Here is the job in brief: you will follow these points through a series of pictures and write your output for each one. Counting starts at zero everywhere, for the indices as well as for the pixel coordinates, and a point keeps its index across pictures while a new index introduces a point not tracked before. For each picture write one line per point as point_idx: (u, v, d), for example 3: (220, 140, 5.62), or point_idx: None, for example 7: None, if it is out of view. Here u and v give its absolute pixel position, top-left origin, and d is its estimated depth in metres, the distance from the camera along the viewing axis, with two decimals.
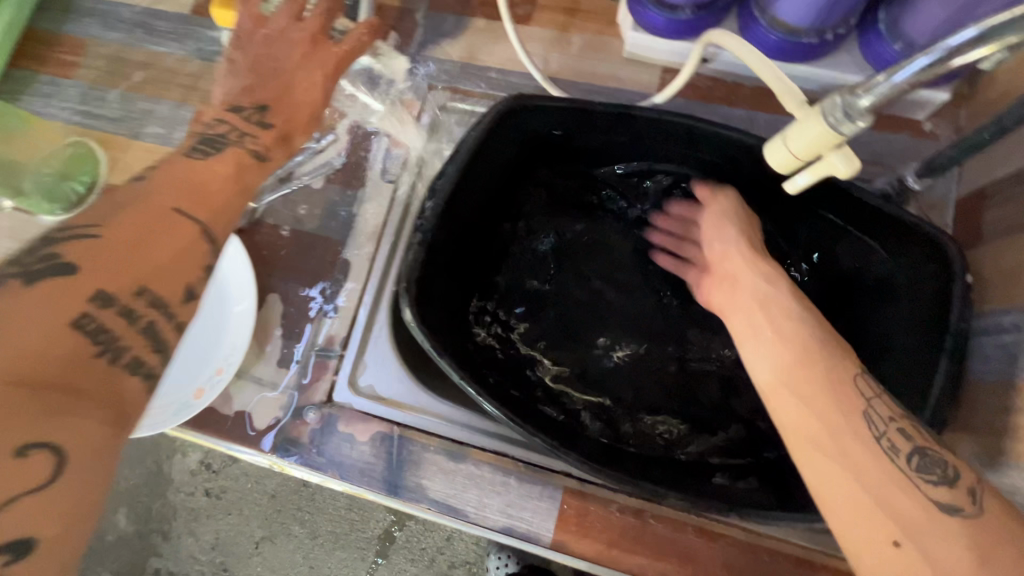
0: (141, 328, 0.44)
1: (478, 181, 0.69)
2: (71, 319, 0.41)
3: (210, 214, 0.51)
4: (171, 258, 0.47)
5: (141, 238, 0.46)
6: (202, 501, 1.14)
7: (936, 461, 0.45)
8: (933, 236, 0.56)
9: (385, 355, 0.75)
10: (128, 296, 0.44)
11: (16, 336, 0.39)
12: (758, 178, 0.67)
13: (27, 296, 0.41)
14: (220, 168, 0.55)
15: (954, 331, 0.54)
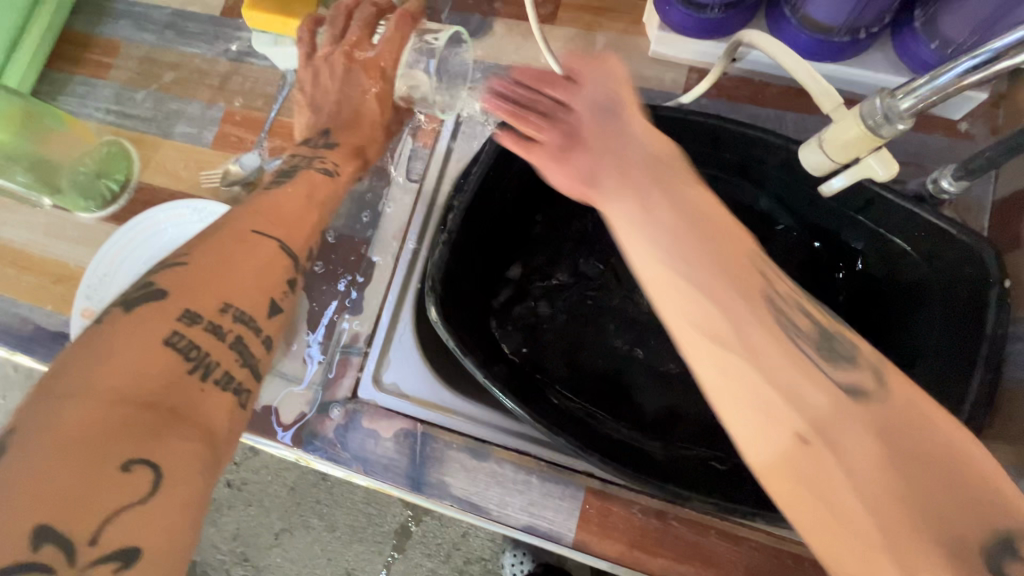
0: (231, 343, 0.51)
1: (501, 181, 0.69)
2: (164, 337, 0.47)
3: (284, 235, 0.61)
4: (256, 279, 0.55)
5: (229, 261, 0.54)
6: (225, 491, 1.16)
7: (847, 358, 0.41)
8: (969, 240, 0.55)
9: (409, 352, 0.76)
10: (215, 313, 0.51)
11: (123, 359, 0.44)
12: (786, 179, 0.66)
13: (129, 321, 0.47)
14: (294, 194, 0.66)
15: (989, 337, 0.53)
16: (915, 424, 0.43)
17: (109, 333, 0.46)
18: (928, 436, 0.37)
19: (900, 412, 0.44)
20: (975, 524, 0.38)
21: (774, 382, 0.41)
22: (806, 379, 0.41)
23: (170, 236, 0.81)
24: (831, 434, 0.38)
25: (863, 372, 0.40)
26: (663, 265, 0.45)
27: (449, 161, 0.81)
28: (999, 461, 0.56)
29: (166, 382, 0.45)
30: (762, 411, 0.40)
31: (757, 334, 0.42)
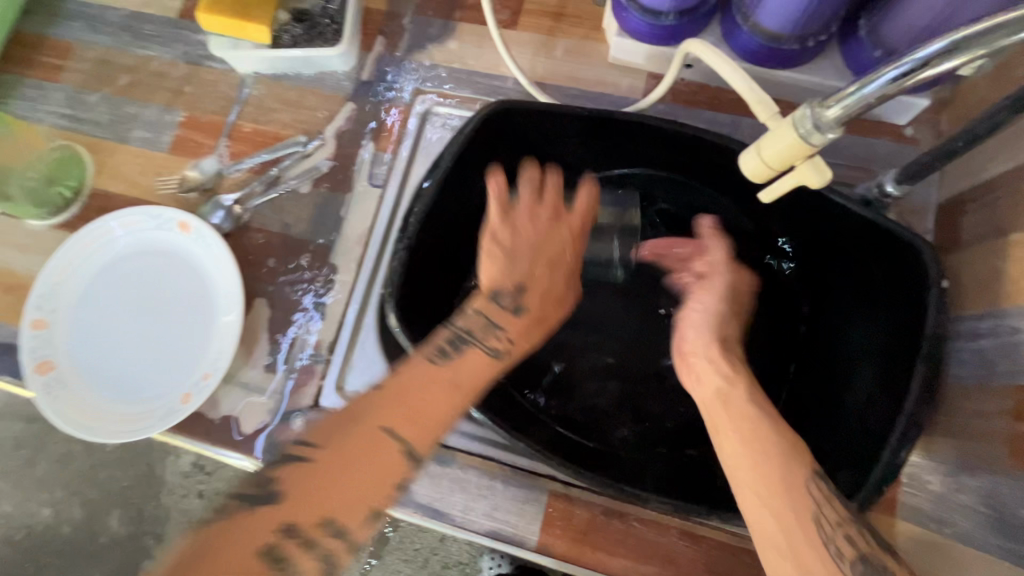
0: (318, 558, 0.43)
1: (460, 188, 0.70)
2: (279, 525, 0.43)
3: (416, 429, 0.48)
4: (369, 485, 0.46)
5: (354, 457, 0.46)
6: (196, 502, 1.12)
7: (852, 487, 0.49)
8: (910, 241, 0.56)
9: (372, 358, 0.76)
10: (314, 528, 0.44)
11: (315, 480, 0.45)
12: (738, 180, 0.68)
13: (262, 515, 0.43)
14: (434, 394, 0.51)
15: (929, 337, 0.54)
16: (825, 514, 0.47)
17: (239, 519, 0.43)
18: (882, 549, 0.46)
19: (813, 495, 0.48)
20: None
21: (789, 529, 0.46)
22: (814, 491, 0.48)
23: (126, 243, 0.80)
24: (833, 562, 0.45)
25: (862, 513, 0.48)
26: (713, 379, 0.57)
27: (411, 168, 0.81)
28: (942, 456, 0.58)
29: (267, 535, 0.42)
30: (760, 493, 0.48)
31: (770, 461, 0.49)
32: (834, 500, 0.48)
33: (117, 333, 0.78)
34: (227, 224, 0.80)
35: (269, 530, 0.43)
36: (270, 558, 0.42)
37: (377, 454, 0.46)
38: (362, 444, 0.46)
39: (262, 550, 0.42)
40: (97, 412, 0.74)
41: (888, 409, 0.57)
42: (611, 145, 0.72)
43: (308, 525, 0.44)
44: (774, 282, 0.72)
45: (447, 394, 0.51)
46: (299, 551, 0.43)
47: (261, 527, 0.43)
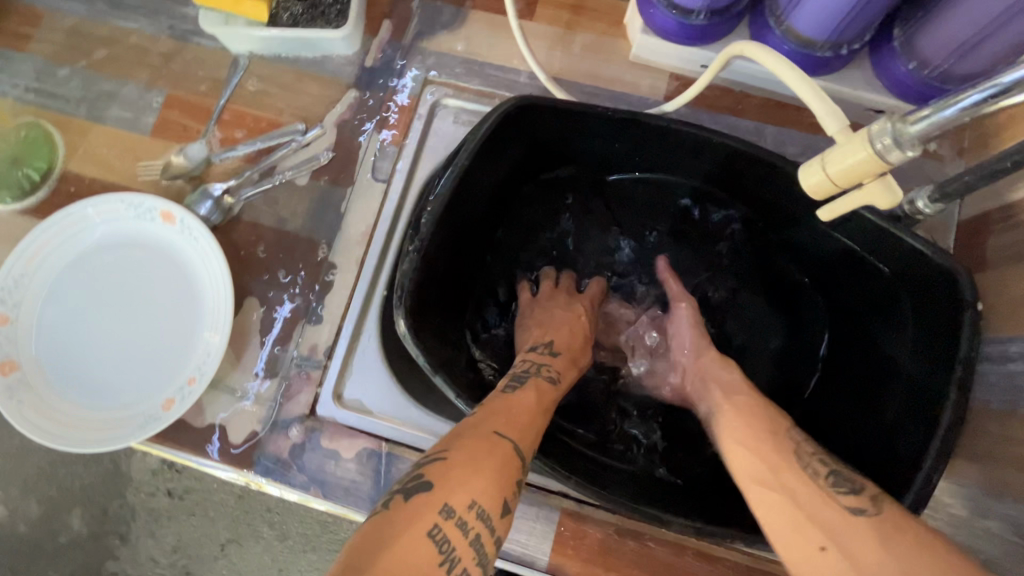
0: (470, 542, 0.42)
1: (475, 190, 0.66)
2: (426, 531, 0.41)
3: (520, 433, 0.50)
4: (494, 479, 0.45)
5: (475, 454, 0.46)
6: (165, 501, 1.06)
7: (846, 479, 0.49)
8: (944, 264, 0.55)
9: (373, 365, 0.71)
10: (464, 509, 0.42)
11: (444, 479, 0.43)
12: (763, 190, 0.66)
13: (404, 512, 0.41)
14: (524, 400, 0.54)
15: (963, 361, 0.53)
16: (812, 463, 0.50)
17: (396, 518, 0.41)
18: (891, 518, 0.44)
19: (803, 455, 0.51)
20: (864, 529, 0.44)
21: (790, 494, 0.48)
22: (805, 488, 0.48)
23: (101, 232, 0.73)
24: (843, 540, 0.44)
25: (862, 496, 0.47)
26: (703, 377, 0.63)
27: (418, 162, 0.76)
28: (965, 480, 0.57)
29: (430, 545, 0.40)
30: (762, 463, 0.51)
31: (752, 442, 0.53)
32: (826, 493, 0.48)
33: (89, 331, 0.71)
34: (214, 216, 0.74)
35: (435, 511, 0.42)
36: (437, 539, 0.41)
37: (496, 447, 0.47)
38: (483, 438, 0.47)
39: (433, 533, 0.41)
40: (65, 417, 0.67)
41: (918, 433, 0.56)
42: (633, 148, 0.69)
43: (462, 508, 0.42)
44: (787, 300, 0.73)
45: (531, 410, 0.53)
46: (457, 535, 0.42)
47: (424, 510, 0.42)
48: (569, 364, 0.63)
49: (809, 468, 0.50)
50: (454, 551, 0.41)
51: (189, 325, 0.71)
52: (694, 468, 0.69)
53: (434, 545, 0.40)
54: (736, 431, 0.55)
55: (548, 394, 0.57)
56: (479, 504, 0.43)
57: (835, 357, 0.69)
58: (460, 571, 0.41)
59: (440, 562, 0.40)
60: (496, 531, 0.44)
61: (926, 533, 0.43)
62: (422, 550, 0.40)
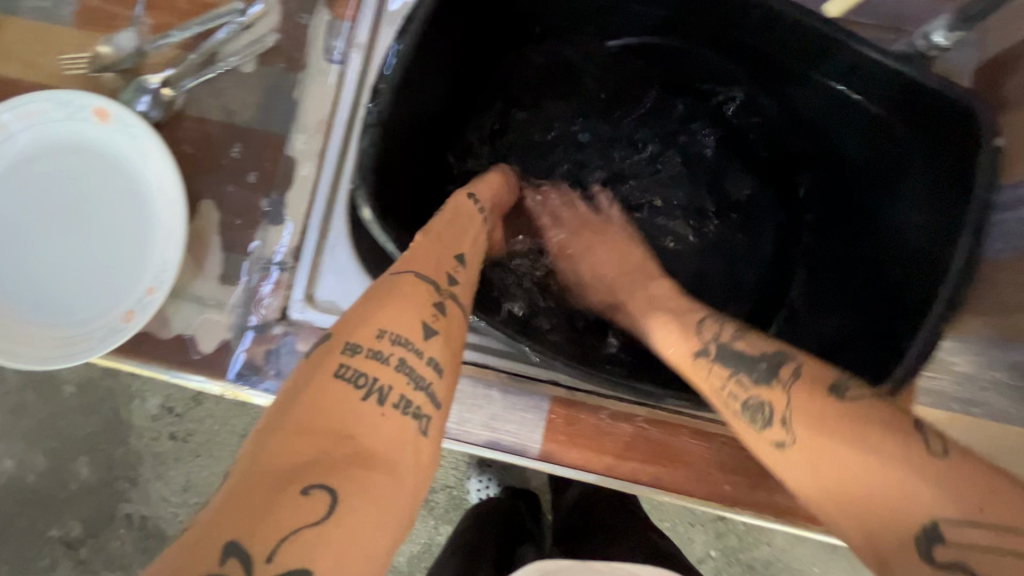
0: (393, 367, 0.39)
1: (438, 59, 0.59)
2: (332, 373, 0.39)
3: (433, 258, 0.45)
4: (403, 306, 0.41)
5: (379, 293, 0.42)
6: (169, 444, 1.02)
7: (772, 371, 0.45)
8: (956, 97, 0.49)
9: (346, 264, 0.67)
10: (372, 341, 0.40)
11: (349, 325, 0.41)
12: (759, 43, 0.60)
13: (311, 364, 0.40)
14: (443, 231, 0.49)
15: (977, 205, 0.48)
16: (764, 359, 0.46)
17: (306, 372, 0.40)
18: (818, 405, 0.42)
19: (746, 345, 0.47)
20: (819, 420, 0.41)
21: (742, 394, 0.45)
22: (748, 384, 0.45)
23: (34, 139, 0.66)
24: (785, 456, 0.42)
25: (782, 377, 0.44)
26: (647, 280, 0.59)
27: (376, 40, 0.67)
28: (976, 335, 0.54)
29: (340, 384, 0.38)
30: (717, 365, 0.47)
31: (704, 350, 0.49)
32: (758, 396, 0.44)
33: (37, 247, 0.66)
34: (156, 112, 0.67)
35: (339, 353, 0.40)
36: (349, 376, 0.38)
37: (395, 280, 0.43)
38: (388, 275, 0.44)
39: (343, 373, 0.39)
40: (23, 338, 0.63)
41: (926, 291, 0.52)
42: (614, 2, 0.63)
43: (371, 341, 0.40)
44: (775, 188, 0.70)
45: (453, 237, 0.48)
46: (373, 365, 0.39)
47: (328, 356, 0.40)
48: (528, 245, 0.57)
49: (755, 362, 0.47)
50: (374, 381, 0.38)
51: (142, 234, 0.65)
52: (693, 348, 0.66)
53: (347, 382, 0.38)
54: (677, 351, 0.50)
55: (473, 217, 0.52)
56: (389, 331, 0.40)
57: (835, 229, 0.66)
58: (398, 398, 0.39)
59: (365, 397, 0.38)
60: (427, 351, 0.40)
61: (861, 415, 0.41)
62: (333, 390, 0.38)
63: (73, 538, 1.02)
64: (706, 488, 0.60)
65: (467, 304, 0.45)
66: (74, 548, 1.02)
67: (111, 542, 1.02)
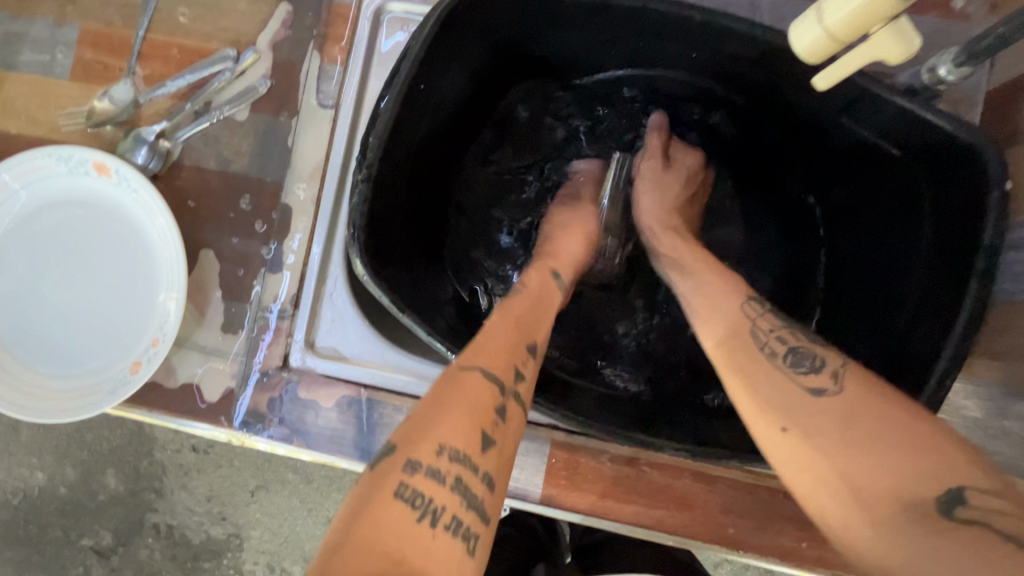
0: (454, 488, 0.39)
1: (429, 108, 0.58)
2: (393, 491, 0.38)
3: (492, 359, 0.46)
4: (465, 418, 0.42)
5: (443, 399, 0.43)
6: (191, 456, 1.03)
7: (807, 356, 0.44)
8: (967, 139, 0.47)
9: (345, 311, 0.67)
10: (433, 458, 0.40)
11: (411, 437, 0.41)
12: (754, 76, 0.58)
13: (370, 480, 0.40)
14: (497, 324, 0.50)
15: (986, 249, 0.46)
16: (768, 343, 0.45)
17: (367, 487, 0.39)
18: (852, 394, 0.40)
19: (757, 335, 0.46)
20: (829, 411, 0.40)
21: (748, 381, 0.44)
22: (762, 371, 0.44)
23: (34, 194, 0.66)
24: (805, 421, 0.40)
25: (823, 373, 0.42)
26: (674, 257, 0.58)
27: (368, 83, 0.67)
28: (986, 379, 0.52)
29: (401, 508, 0.38)
30: (733, 353, 0.46)
31: (725, 330, 0.48)
32: (784, 372, 0.43)
33: (44, 299, 0.67)
34: (155, 163, 0.68)
35: (400, 470, 0.39)
36: (409, 496, 0.38)
37: (462, 381, 0.44)
38: (449, 377, 0.44)
39: (403, 491, 0.38)
40: (32, 388, 0.64)
41: (931, 335, 0.50)
42: (607, 41, 0.61)
43: (431, 458, 0.40)
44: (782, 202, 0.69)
45: (509, 334, 0.49)
46: (433, 486, 0.39)
47: (388, 471, 0.40)
48: (572, 265, 0.60)
49: (766, 348, 0.45)
50: (434, 502, 0.38)
51: (145, 285, 0.66)
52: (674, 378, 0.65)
53: (407, 503, 0.38)
54: (715, 350, 0.48)
55: (552, 295, 0.56)
56: (450, 446, 0.40)
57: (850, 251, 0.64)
58: (449, 519, 0.38)
59: (420, 518, 0.38)
60: (483, 469, 0.41)
61: (892, 407, 0.39)
62: (395, 510, 0.38)
63: (104, 546, 1.04)
64: (710, 532, 0.60)
65: (527, 405, 0.46)
66: (105, 557, 1.04)
67: (140, 550, 1.04)
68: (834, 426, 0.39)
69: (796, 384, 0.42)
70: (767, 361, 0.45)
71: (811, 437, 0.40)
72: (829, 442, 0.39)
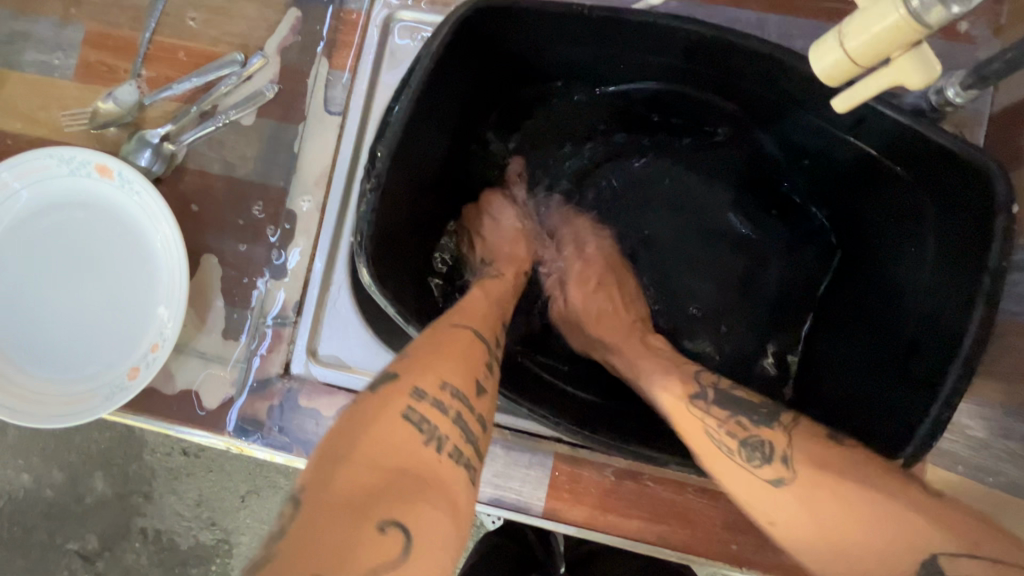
0: (452, 417, 0.41)
1: (436, 117, 0.58)
2: (400, 413, 0.39)
3: (480, 322, 0.50)
4: (461, 361, 0.44)
5: (438, 346, 0.45)
6: (182, 460, 1.02)
7: (756, 444, 0.45)
8: (971, 159, 0.47)
9: (347, 319, 0.67)
10: (436, 390, 0.41)
11: (413, 369, 0.42)
12: (762, 93, 0.58)
13: (373, 402, 0.40)
14: (484, 304, 0.54)
15: (993, 272, 0.46)
16: (723, 440, 0.46)
17: (364, 411, 0.40)
18: (806, 475, 0.42)
19: (713, 436, 0.46)
20: (788, 504, 0.42)
21: (721, 473, 0.46)
22: (727, 464, 0.45)
23: (33, 195, 0.65)
24: (776, 502, 0.42)
25: (777, 462, 0.43)
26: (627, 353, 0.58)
27: (374, 92, 0.67)
28: (991, 399, 0.52)
29: (407, 430, 0.39)
30: (698, 440, 0.47)
31: (681, 426, 0.48)
32: (745, 465, 0.44)
33: (40, 300, 0.66)
34: (158, 166, 0.67)
35: (406, 397, 0.40)
36: (415, 419, 0.39)
37: (454, 336, 0.47)
38: (443, 331, 0.47)
39: (410, 416, 0.39)
40: (26, 391, 0.63)
41: (936, 355, 0.50)
42: (616, 56, 0.60)
43: (434, 390, 0.41)
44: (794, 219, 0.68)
45: (490, 310, 0.54)
46: (437, 413, 0.40)
47: (392, 396, 0.40)
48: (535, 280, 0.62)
49: (721, 445, 0.46)
50: (437, 428, 0.40)
51: (144, 288, 0.65)
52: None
53: (413, 425, 0.39)
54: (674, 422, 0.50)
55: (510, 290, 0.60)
56: (451, 384, 0.42)
57: (842, 272, 0.65)
58: (453, 448, 0.40)
59: (426, 442, 0.39)
60: (477, 409, 0.43)
61: (852, 480, 0.41)
62: (400, 431, 0.39)
63: (89, 551, 1.02)
64: (712, 548, 0.59)
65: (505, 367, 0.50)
66: (90, 561, 1.02)
67: (126, 555, 1.02)
68: (807, 519, 0.41)
69: (756, 475, 0.44)
70: (726, 456, 0.45)
71: (796, 531, 0.42)
72: (807, 530, 0.41)
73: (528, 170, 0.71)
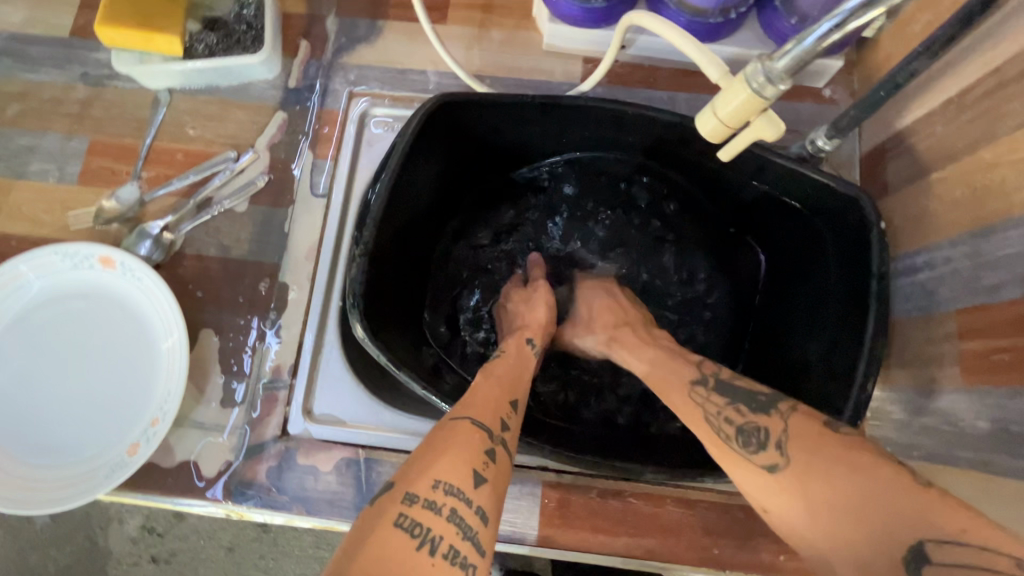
0: (447, 519, 0.43)
1: (412, 194, 0.68)
2: (392, 521, 0.43)
3: (479, 410, 0.52)
4: (457, 456, 0.47)
5: (434, 447, 0.48)
6: (150, 568, 0.97)
7: (753, 432, 0.48)
8: (847, 191, 0.60)
9: (340, 377, 0.72)
10: (428, 491, 0.44)
11: (409, 478, 0.46)
12: (678, 151, 0.70)
13: (369, 516, 0.44)
14: (488, 385, 0.56)
15: (877, 276, 0.57)
16: (720, 422, 0.50)
17: (365, 523, 0.43)
18: (798, 463, 0.44)
19: (709, 413, 0.51)
20: (780, 486, 0.44)
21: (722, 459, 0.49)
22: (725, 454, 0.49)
23: (36, 290, 0.71)
24: (775, 501, 0.44)
25: (769, 448, 0.46)
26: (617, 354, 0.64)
27: (356, 174, 0.78)
28: (903, 384, 0.61)
29: (401, 539, 0.42)
30: (689, 411, 0.53)
31: (679, 399, 0.54)
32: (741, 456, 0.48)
33: (38, 389, 0.69)
34: (157, 253, 0.74)
35: (399, 503, 0.44)
36: (407, 525, 0.43)
37: (454, 430, 0.49)
38: (441, 427, 0.50)
39: (401, 522, 0.43)
40: (18, 478, 0.64)
41: (851, 352, 0.60)
42: (557, 131, 0.72)
43: (427, 491, 0.44)
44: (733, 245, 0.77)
45: (496, 394, 0.55)
46: (429, 515, 0.43)
47: (389, 504, 0.44)
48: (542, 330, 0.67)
49: (721, 430, 0.50)
50: (430, 530, 0.43)
51: (144, 364, 0.69)
52: (654, 416, 0.71)
53: (407, 531, 0.42)
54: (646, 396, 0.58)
55: (531, 357, 0.63)
56: (444, 481, 0.45)
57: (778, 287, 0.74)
58: (448, 548, 0.42)
59: (419, 546, 0.42)
60: (475, 502, 0.45)
61: (842, 466, 0.42)
62: (394, 539, 0.42)
63: None
64: (696, 554, 0.64)
65: (512, 450, 0.52)
66: None
67: None
68: (794, 502, 0.43)
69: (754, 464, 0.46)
70: (725, 444, 0.49)
71: (788, 518, 0.44)
72: (794, 515, 0.43)
73: (505, 224, 0.79)
